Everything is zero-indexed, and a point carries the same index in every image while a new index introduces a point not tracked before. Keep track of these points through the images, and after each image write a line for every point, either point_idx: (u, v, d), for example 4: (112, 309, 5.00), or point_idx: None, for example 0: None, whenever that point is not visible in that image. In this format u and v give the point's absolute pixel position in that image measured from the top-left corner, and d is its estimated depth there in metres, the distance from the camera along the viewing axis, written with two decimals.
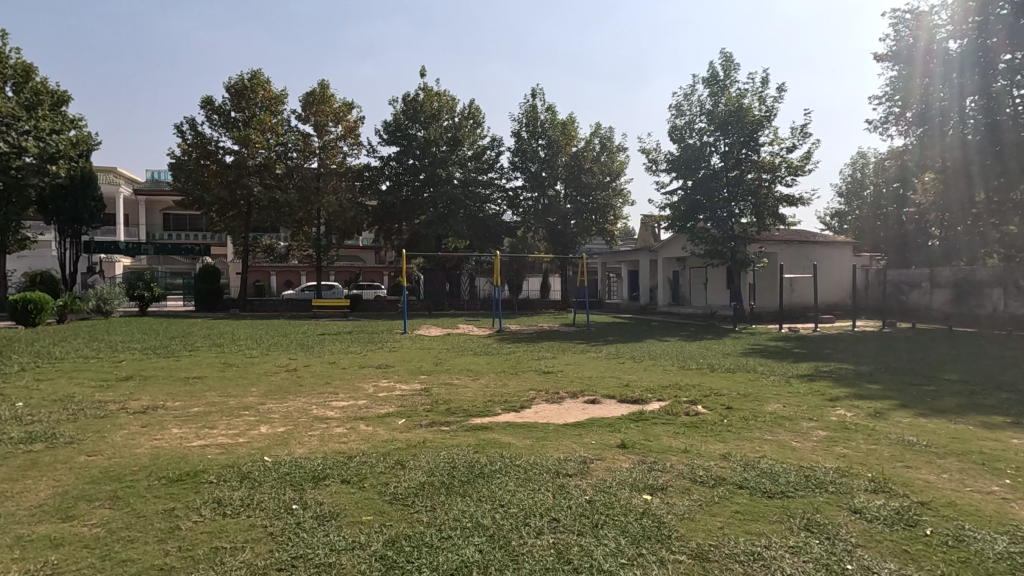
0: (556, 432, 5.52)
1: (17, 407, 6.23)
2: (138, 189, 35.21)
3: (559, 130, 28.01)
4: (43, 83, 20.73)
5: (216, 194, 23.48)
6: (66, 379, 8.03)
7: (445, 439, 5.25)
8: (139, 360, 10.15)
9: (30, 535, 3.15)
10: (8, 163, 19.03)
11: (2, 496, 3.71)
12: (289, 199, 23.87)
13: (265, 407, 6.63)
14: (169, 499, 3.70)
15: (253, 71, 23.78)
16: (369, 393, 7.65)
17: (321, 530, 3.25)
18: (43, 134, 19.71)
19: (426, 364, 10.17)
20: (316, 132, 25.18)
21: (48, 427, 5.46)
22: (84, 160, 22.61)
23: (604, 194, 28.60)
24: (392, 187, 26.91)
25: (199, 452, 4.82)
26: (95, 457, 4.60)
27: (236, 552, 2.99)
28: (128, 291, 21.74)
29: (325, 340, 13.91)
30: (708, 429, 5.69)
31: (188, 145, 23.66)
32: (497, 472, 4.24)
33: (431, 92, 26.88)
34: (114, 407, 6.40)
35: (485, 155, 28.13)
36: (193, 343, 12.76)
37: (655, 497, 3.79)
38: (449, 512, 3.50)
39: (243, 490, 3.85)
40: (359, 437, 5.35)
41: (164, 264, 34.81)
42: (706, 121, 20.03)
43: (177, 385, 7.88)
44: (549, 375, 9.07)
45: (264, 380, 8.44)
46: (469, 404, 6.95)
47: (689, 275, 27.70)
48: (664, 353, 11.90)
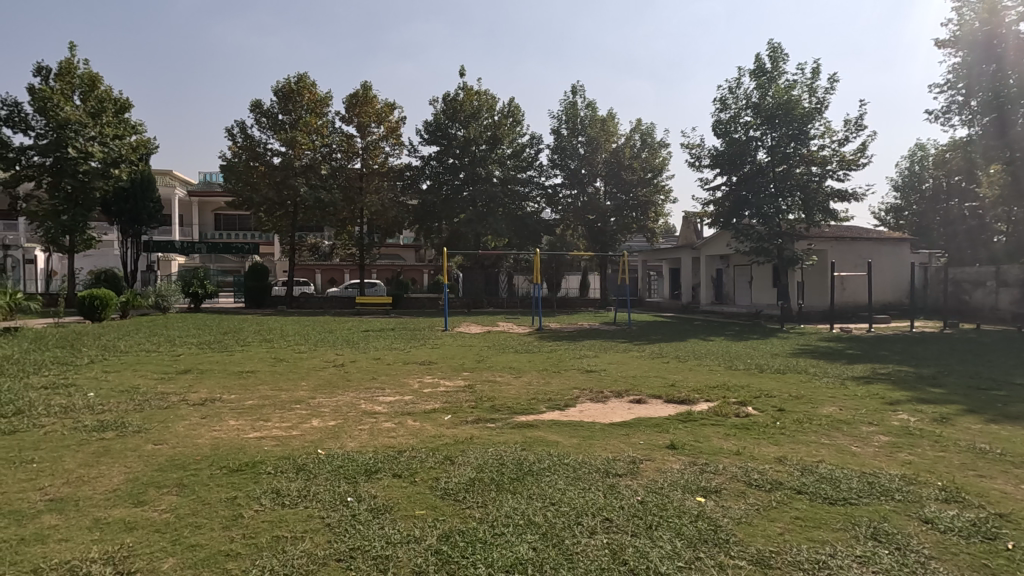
0: (603, 431, 5.47)
1: (89, 396, 6.62)
2: (191, 190, 36.81)
3: (599, 126, 27.76)
4: (107, 91, 21.72)
5: (264, 194, 24.32)
6: (131, 371, 8.48)
7: (492, 436, 5.27)
8: (196, 354, 10.61)
9: (107, 518, 3.32)
10: (76, 167, 20.69)
11: (80, 480, 3.93)
12: (334, 198, 24.49)
13: (315, 402, 6.81)
14: (230, 489, 3.84)
15: (299, 74, 24.47)
16: (414, 389, 7.76)
17: (376, 522, 3.31)
18: (107, 140, 21.26)
19: (468, 361, 10.25)
20: (359, 133, 25.67)
21: (117, 416, 5.77)
22: (144, 164, 23.70)
23: (645, 191, 28.19)
24: (432, 186, 27.22)
25: (255, 443, 4.99)
26: (161, 445, 4.83)
27: (297, 541, 3.08)
28: (184, 288, 22.76)
29: (370, 337, 14.16)
30: (761, 431, 5.52)
31: (238, 147, 24.58)
32: (546, 469, 4.24)
33: (470, 90, 27.03)
34: (175, 399, 6.71)
35: (524, 153, 28.11)
36: (245, 339, 13.27)
37: (710, 500, 3.70)
38: (501, 509, 3.52)
39: (299, 482, 3.96)
40: (407, 432, 5.43)
41: (216, 262, 36.21)
42: (753, 115, 19.36)
43: (232, 379, 8.20)
44: (591, 374, 8.98)
45: (313, 375, 8.69)
46: (514, 401, 6.96)
47: (733, 273, 26.96)
48: (710, 353, 11.63)
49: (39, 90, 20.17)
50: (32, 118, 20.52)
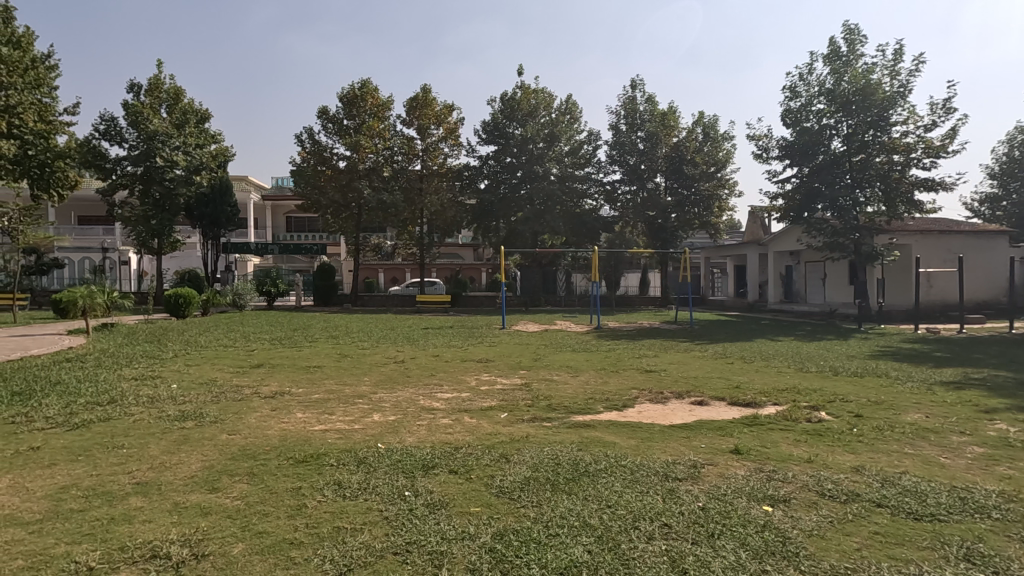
0: (662, 433, 5.31)
1: (174, 388, 7.13)
2: (265, 195, 38.98)
3: (660, 121, 26.89)
4: (190, 103, 23.35)
5: (330, 197, 25.45)
6: (210, 364, 9.08)
7: (548, 435, 5.23)
8: (268, 349, 11.21)
9: (185, 503, 3.55)
10: (163, 175, 22.45)
11: (164, 466, 4.23)
12: (395, 200, 25.24)
13: (377, 397, 7.02)
14: (296, 479, 4.00)
15: (363, 80, 25.27)
16: (471, 386, 7.85)
17: (432, 518, 3.34)
18: (190, 149, 22.93)
19: (525, 359, 10.24)
20: (419, 135, 26.21)
21: (196, 406, 6.18)
22: (223, 171, 25.20)
23: (708, 185, 27.17)
24: (490, 185, 27.45)
25: (320, 436, 5.18)
26: (235, 435, 5.11)
27: (356, 533, 3.16)
28: (258, 287, 24.15)
29: (430, 334, 14.47)
30: (836, 438, 5.17)
31: (307, 152, 25.67)
32: (603, 471, 4.15)
33: (528, 89, 26.97)
34: (248, 391, 7.10)
35: (582, 150, 27.81)
36: (313, 335, 13.86)
37: (778, 510, 3.49)
38: (556, 509, 3.47)
39: (360, 474, 4.08)
40: (464, 429, 5.48)
41: (287, 262, 38.12)
42: (827, 102, 18.20)
43: (301, 373, 8.61)
44: (650, 374, 8.74)
45: (374, 370, 8.96)
46: (570, 400, 6.88)
47: (804, 270, 25.53)
48: (778, 354, 11.09)
49: (131, 105, 21.90)
50: (125, 132, 22.33)
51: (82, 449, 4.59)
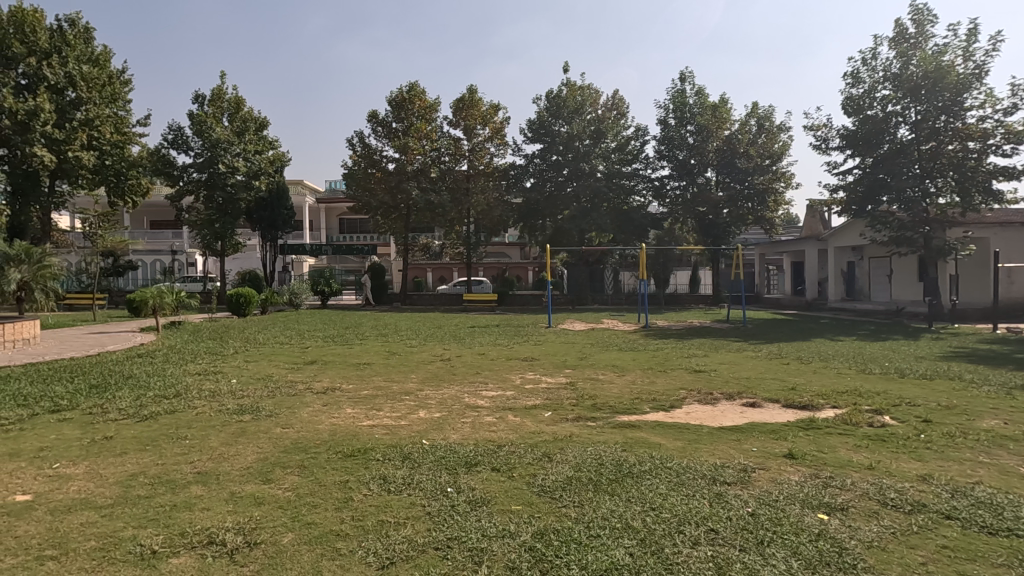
0: (711, 435, 5.14)
1: (234, 382, 7.51)
2: (319, 198, 40.38)
3: (710, 113, 25.99)
4: (249, 112, 24.50)
5: (380, 198, 26.11)
6: (268, 361, 9.50)
7: (592, 435, 5.17)
8: (321, 347, 11.62)
9: (240, 492, 3.72)
10: (225, 181, 23.67)
11: (222, 457, 4.46)
12: (442, 200, 25.61)
13: (423, 393, 7.15)
14: (344, 472, 4.13)
15: (410, 83, 25.75)
16: (516, 384, 7.86)
17: (473, 514, 3.37)
18: (250, 155, 24.11)
19: (570, 358, 10.16)
20: (466, 135, 26.47)
21: (253, 400, 6.49)
22: (281, 176, 26.15)
23: (763, 178, 26.17)
24: (536, 184, 27.42)
25: (368, 431, 5.32)
26: (288, 429, 5.33)
27: (399, 527, 3.22)
28: (313, 287, 25.08)
29: (476, 332, 14.60)
30: (900, 445, 4.87)
31: (357, 156, 26.36)
32: (647, 472, 4.06)
33: (574, 86, 26.75)
34: (302, 387, 7.39)
35: (629, 146, 27.37)
36: (363, 333, 14.25)
37: (834, 518, 3.32)
38: (598, 510, 3.43)
39: (405, 470, 4.17)
40: (507, 427, 5.50)
41: (341, 263, 39.38)
42: (892, 88, 17.16)
43: (351, 369, 8.87)
44: (699, 374, 8.50)
45: (421, 368, 9.13)
46: (615, 400, 6.78)
47: (868, 266, 24.20)
48: (838, 355, 10.54)
49: (196, 116, 23.17)
50: (191, 140, 23.63)
51: (150, 439, 4.89)
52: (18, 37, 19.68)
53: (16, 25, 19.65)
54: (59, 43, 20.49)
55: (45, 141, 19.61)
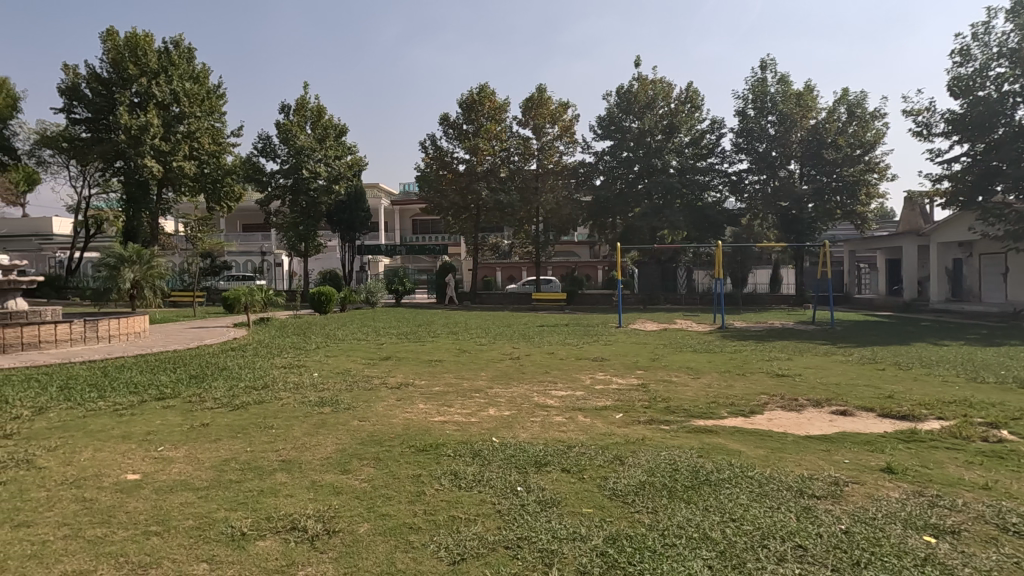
0: (796, 444, 4.82)
1: (315, 376, 7.92)
2: (393, 200, 41.83)
3: (794, 102, 24.45)
4: (330, 119, 25.78)
5: (452, 199, 26.71)
6: (346, 356, 9.95)
7: (666, 438, 4.98)
8: (395, 343, 12.02)
9: (321, 481, 3.89)
10: (308, 185, 25.05)
11: (305, 446, 4.69)
12: (512, 199, 25.78)
13: (493, 391, 7.20)
14: (417, 466, 4.22)
15: (481, 85, 26.10)
16: (586, 384, 7.75)
17: (543, 515, 3.33)
18: (330, 161, 25.39)
19: (642, 359, 9.89)
20: (535, 135, 26.50)
21: (333, 393, 6.81)
22: (358, 179, 27.32)
23: (854, 170, 24.34)
24: (606, 181, 27.06)
25: (440, 427, 5.43)
26: (364, 422, 5.53)
27: (470, 524, 3.24)
28: (388, 286, 26.06)
29: (546, 331, 14.57)
30: (1022, 463, 4.33)
31: (429, 158, 27.00)
32: (727, 481, 3.86)
33: (645, 80, 26.05)
34: (378, 381, 7.67)
35: (704, 139, 26.35)
36: (435, 331, 14.58)
37: (942, 542, 2.99)
38: (672, 517, 3.29)
39: (475, 466, 4.20)
40: (578, 428, 5.43)
41: (414, 263, 40.63)
42: (1008, 65, 15.44)
43: (423, 366, 9.11)
44: (782, 378, 8.01)
45: (491, 365, 9.21)
46: (690, 403, 6.53)
47: (978, 264, 21.90)
48: (943, 361, 9.57)
49: (283, 125, 24.67)
50: (278, 148, 25.20)
51: (241, 427, 5.24)
52: (132, 60, 21.82)
53: (130, 49, 21.75)
54: (166, 63, 22.48)
55: (154, 153, 21.71)
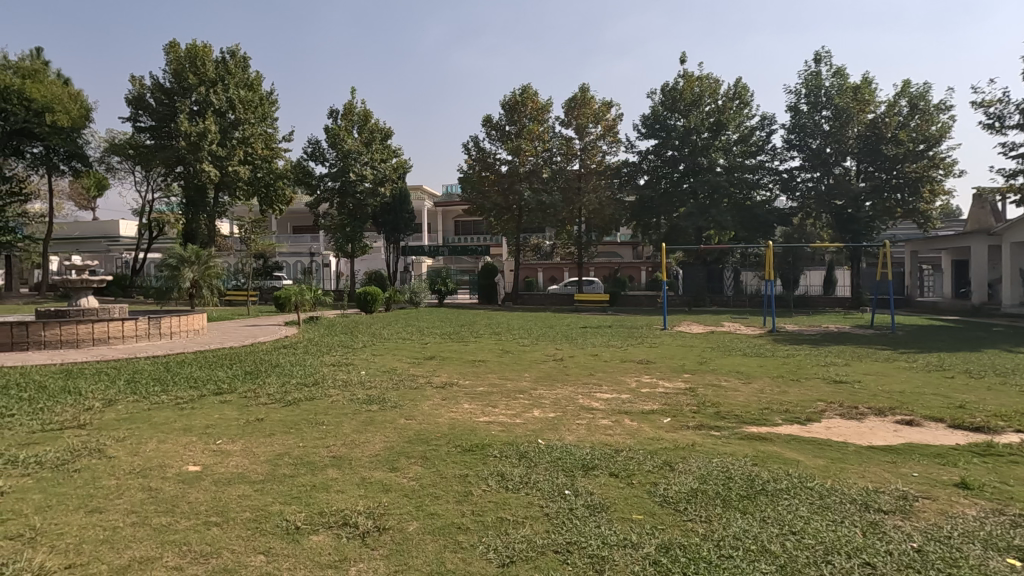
0: (858, 454, 4.58)
1: (363, 374, 8.10)
2: (437, 201, 42.38)
3: (851, 96, 23.37)
4: (376, 123, 26.37)
5: (494, 200, 26.81)
6: (392, 355, 10.13)
7: (717, 445, 4.82)
8: (439, 343, 12.16)
9: (370, 478, 3.95)
10: (355, 188, 25.66)
11: (354, 443, 4.78)
12: (554, 200, 25.65)
13: (537, 393, 7.17)
14: (463, 466, 4.24)
15: (523, 86, 26.12)
16: (632, 387, 7.61)
17: (592, 520, 3.27)
18: (376, 164, 25.95)
19: (689, 362, 9.65)
20: (578, 135, 26.31)
21: (380, 391, 6.94)
22: (403, 182, 27.81)
23: (916, 166, 23.05)
24: (650, 181, 26.59)
25: (485, 427, 5.44)
26: (411, 420, 5.60)
27: (518, 526, 3.21)
28: (431, 286, 26.42)
29: (589, 333, 14.43)
30: None
31: (472, 160, 27.22)
32: (784, 491, 3.69)
33: (692, 77, 25.45)
34: (423, 381, 7.77)
35: (753, 136, 25.53)
36: (478, 331, 14.67)
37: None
38: (727, 528, 3.17)
39: (522, 468, 4.17)
40: (624, 431, 5.33)
41: (456, 263, 41.05)
42: None
43: (467, 366, 9.17)
44: (840, 385, 7.64)
45: (534, 366, 9.19)
46: (741, 409, 6.30)
47: None
48: (1020, 369, 8.91)
49: (331, 129, 25.37)
50: (327, 152, 25.93)
51: (293, 423, 5.39)
52: (191, 70, 22.92)
53: (190, 60, 22.85)
54: (223, 72, 23.51)
55: (211, 158, 22.75)
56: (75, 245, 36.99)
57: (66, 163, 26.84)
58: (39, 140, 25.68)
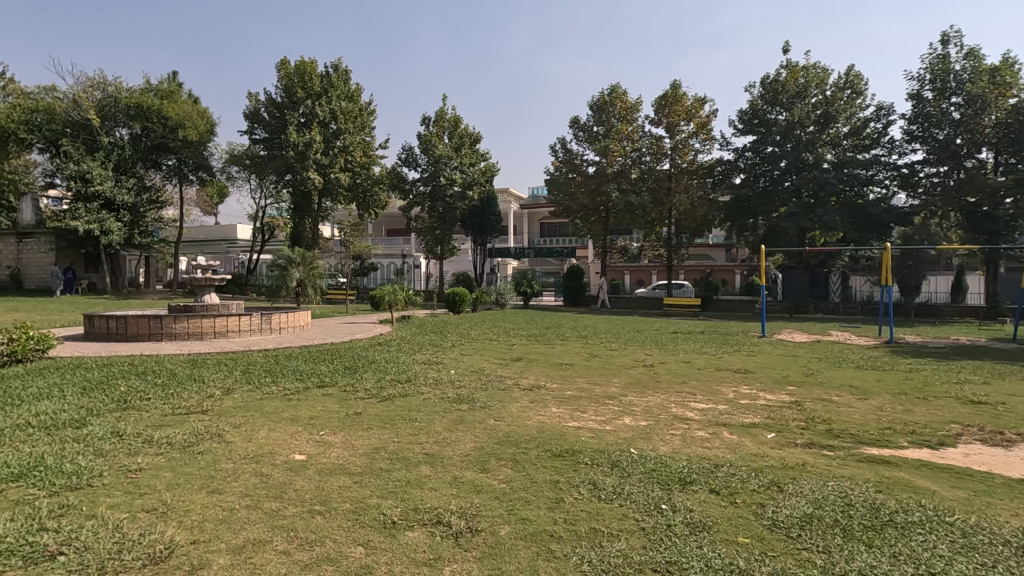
0: (1009, 488, 3.96)
1: (453, 373, 8.27)
2: (523, 204, 42.74)
3: (988, 79, 20.70)
4: (466, 128, 27.05)
5: (581, 202, 26.53)
6: (480, 355, 10.27)
7: (833, 467, 4.38)
8: (526, 345, 12.17)
9: (462, 478, 3.98)
10: (446, 192, 26.46)
11: (446, 442, 4.85)
12: (643, 200, 24.91)
13: (627, 399, 6.94)
14: (554, 471, 4.16)
15: (612, 85, 25.69)
16: (729, 398, 7.16)
17: (694, 539, 3.07)
18: (465, 168, 26.62)
19: (794, 374, 8.92)
20: (668, 133, 25.44)
21: (469, 391, 7.04)
22: (490, 186, 28.29)
23: None
24: (746, 179, 25.12)
25: (574, 432, 5.32)
26: (500, 421, 5.60)
27: (613, 539, 3.08)
28: (517, 287, 26.69)
29: (680, 338, 13.85)
30: None
31: (559, 161, 27.14)
32: (918, 524, 3.26)
33: (795, 67, 23.77)
34: (511, 382, 7.79)
35: (867, 128, 23.38)
36: (564, 334, 14.54)
37: None
38: (849, 562, 2.84)
39: (615, 478, 4.02)
40: (724, 445, 4.99)
41: (542, 266, 41.15)
42: None
43: (554, 369, 9.08)
44: (977, 406, 6.71)
45: (623, 372, 8.93)
46: (857, 427, 5.70)
47: None
48: None
49: (424, 136, 26.32)
50: (419, 158, 26.94)
51: (389, 418, 5.59)
52: (300, 84, 24.70)
53: (299, 75, 24.66)
54: (327, 85, 25.17)
55: (316, 166, 24.50)
56: (201, 247, 41.24)
57: (194, 173, 29.94)
58: (173, 152, 28.90)
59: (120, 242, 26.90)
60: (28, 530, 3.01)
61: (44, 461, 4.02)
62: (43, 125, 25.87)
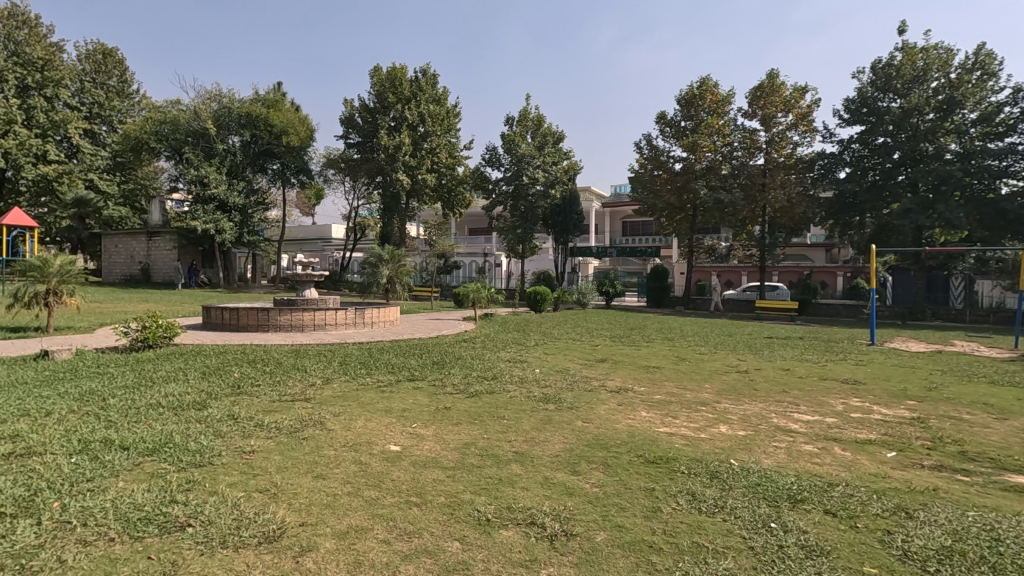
0: None
1: (537, 372, 8.24)
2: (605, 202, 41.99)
3: None
4: (549, 127, 27.02)
5: (667, 201, 25.61)
6: (564, 355, 10.17)
7: (972, 495, 3.87)
8: (611, 346, 11.89)
9: (554, 479, 3.92)
10: (528, 191, 26.61)
11: (535, 441, 4.81)
12: (734, 198, 23.70)
13: (722, 406, 6.56)
14: (649, 479, 3.98)
15: (702, 79, 24.61)
16: (838, 410, 6.58)
17: (811, 564, 2.81)
18: (548, 167, 26.64)
19: (913, 387, 8.03)
20: (763, 126, 23.99)
21: (555, 391, 6.98)
22: (573, 184, 28.09)
23: None
24: (853, 174, 23.14)
25: (668, 439, 5.09)
26: (588, 423, 5.48)
27: (719, 557, 2.88)
28: (599, 287, 26.34)
29: (775, 344, 12.96)
30: None
31: (644, 159, 26.38)
32: None
33: (913, 49, 21.59)
34: (597, 383, 7.62)
35: (1001, 114, 20.74)
36: (650, 336, 14.06)
37: None
38: None
39: (716, 490, 3.78)
40: (837, 462, 4.56)
41: (624, 266, 40.29)
42: None
43: (642, 371, 8.79)
44: None
45: (716, 377, 8.47)
46: (998, 451, 5.01)
47: None
48: None
49: (508, 136, 26.58)
50: (502, 158, 27.25)
51: (478, 414, 5.64)
52: (391, 89, 25.77)
53: (391, 81, 25.72)
54: (416, 90, 26.09)
55: (405, 168, 25.53)
56: (300, 245, 44.25)
57: (295, 176, 32.22)
58: (277, 157, 31.26)
59: (231, 240, 29.51)
60: (162, 501, 3.30)
61: (173, 439, 4.42)
62: (169, 134, 28.63)
